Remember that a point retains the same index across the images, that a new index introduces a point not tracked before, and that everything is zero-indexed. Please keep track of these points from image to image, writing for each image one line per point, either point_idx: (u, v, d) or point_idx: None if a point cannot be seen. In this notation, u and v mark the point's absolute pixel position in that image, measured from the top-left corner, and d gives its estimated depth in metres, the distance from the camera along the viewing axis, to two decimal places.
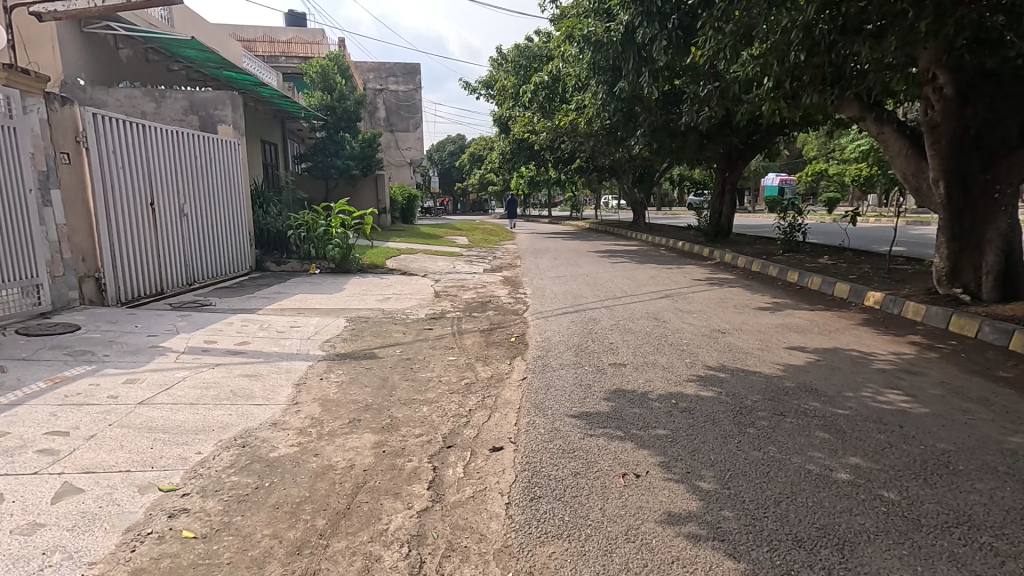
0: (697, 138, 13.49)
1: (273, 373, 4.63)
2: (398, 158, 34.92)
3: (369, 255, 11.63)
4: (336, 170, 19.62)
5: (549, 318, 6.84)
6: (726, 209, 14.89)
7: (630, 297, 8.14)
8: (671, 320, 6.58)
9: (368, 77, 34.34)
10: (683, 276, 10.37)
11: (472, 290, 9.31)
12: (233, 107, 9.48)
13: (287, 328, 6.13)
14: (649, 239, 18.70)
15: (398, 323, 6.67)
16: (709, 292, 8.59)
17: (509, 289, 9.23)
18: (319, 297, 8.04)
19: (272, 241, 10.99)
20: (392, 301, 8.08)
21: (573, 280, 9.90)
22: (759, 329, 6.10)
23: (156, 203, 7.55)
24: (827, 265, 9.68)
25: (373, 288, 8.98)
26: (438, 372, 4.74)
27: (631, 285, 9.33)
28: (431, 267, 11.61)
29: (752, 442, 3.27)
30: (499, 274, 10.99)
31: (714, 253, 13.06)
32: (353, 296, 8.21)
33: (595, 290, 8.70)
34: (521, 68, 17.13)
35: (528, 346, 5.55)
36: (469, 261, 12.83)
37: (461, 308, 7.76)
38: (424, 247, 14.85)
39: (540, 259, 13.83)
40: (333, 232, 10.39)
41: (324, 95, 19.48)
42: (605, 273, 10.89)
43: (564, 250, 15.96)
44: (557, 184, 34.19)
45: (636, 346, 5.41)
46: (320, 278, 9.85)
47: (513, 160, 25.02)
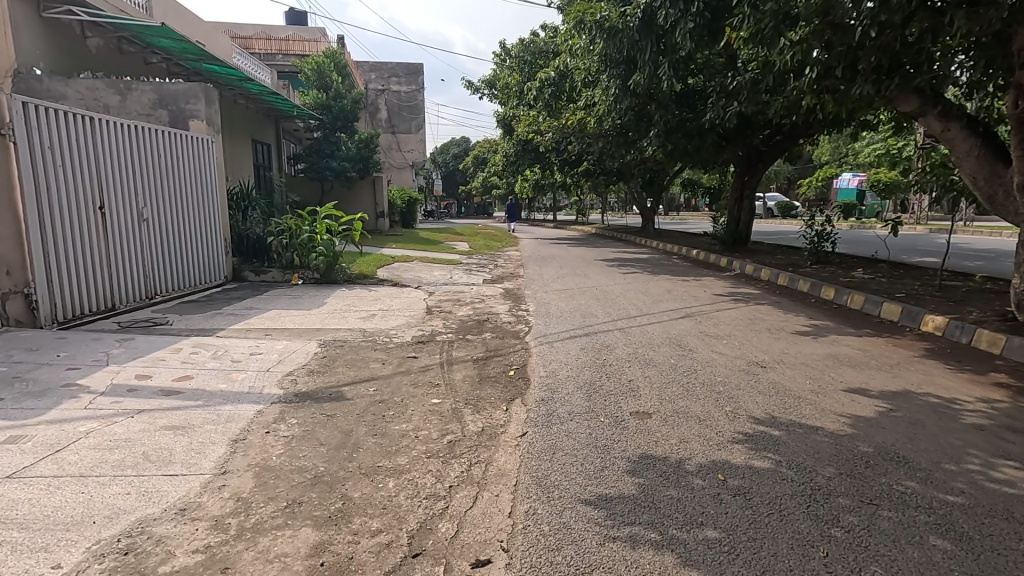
0: (716, 139, 12.50)
1: (208, 423, 3.68)
2: (398, 160, 34.09)
3: (358, 264, 10.72)
4: (331, 172, 18.74)
5: (556, 343, 5.87)
6: (745, 215, 13.83)
7: (647, 317, 7.15)
8: (698, 349, 5.59)
9: (369, 77, 33.43)
10: (702, 290, 9.37)
11: (469, 305, 8.37)
12: (206, 101, 8.63)
13: (246, 356, 5.19)
14: (660, 247, 17.63)
15: (378, 349, 5.72)
16: (735, 311, 7.60)
17: (510, 304, 8.28)
18: (296, 315, 7.10)
19: (251, 248, 10.06)
20: (377, 319, 7.14)
21: (581, 294, 8.94)
22: (805, 363, 5.12)
23: (106, 207, 6.66)
24: (865, 281, 8.67)
25: (359, 304, 8.04)
26: (416, 424, 3.78)
27: (647, 301, 8.35)
28: (426, 277, 10.69)
29: (846, 559, 2.30)
30: (499, 285, 10.06)
31: (733, 263, 12.06)
32: (335, 314, 7.27)
33: (606, 308, 7.72)
34: (526, 64, 16.22)
35: (529, 383, 4.59)
36: (468, 270, 11.88)
37: (454, 329, 6.82)
38: (420, 254, 13.91)
39: (545, 268, 12.88)
40: (319, 239, 9.54)
41: (320, 93, 18.60)
42: (616, 285, 9.92)
43: (570, 258, 15.00)
44: (562, 188, 33.25)
45: (662, 387, 4.43)
46: (301, 290, 8.92)
47: (517, 162, 24.10)
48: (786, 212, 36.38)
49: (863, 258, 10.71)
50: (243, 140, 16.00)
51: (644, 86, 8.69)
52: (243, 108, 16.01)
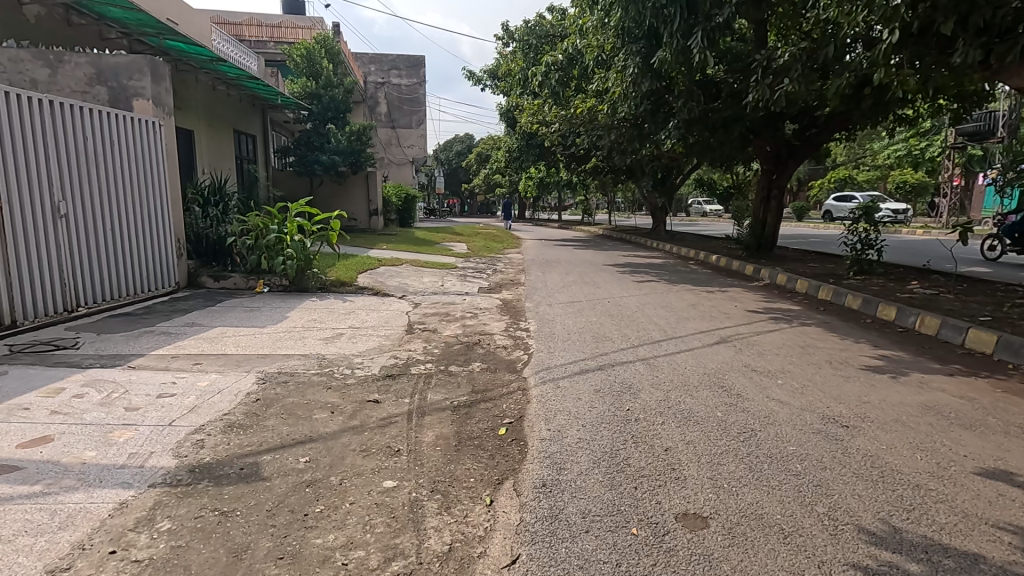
0: (742, 132, 11.19)
1: (26, 534, 2.40)
2: (398, 156, 33.07)
3: (338, 269, 9.43)
4: (320, 167, 17.30)
5: (563, 382, 4.57)
6: (771, 217, 12.48)
7: (676, 343, 5.80)
8: (748, 395, 4.27)
9: (369, 69, 32.10)
10: (733, 306, 8.02)
11: (459, 321, 7.07)
12: (154, 78, 7.38)
13: (148, 400, 3.89)
14: (674, 251, 16.29)
15: (331, 389, 4.42)
16: (780, 335, 6.26)
17: (507, 322, 6.97)
18: (242, 335, 5.79)
19: (211, 250, 8.74)
20: (344, 342, 5.85)
21: (591, 309, 7.63)
22: (901, 420, 3.78)
23: (5, 199, 5.38)
24: (929, 297, 7.31)
25: (326, 320, 6.73)
26: (348, 537, 2.47)
27: (670, 320, 7.02)
28: (414, 284, 9.39)
29: None
30: (497, 295, 8.77)
31: (761, 272, 10.72)
32: (292, 334, 5.97)
33: (621, 328, 6.41)
34: (531, 49, 14.76)
35: (526, 454, 3.28)
36: (463, 276, 10.57)
37: (437, 355, 5.52)
38: (412, 257, 12.62)
39: (549, 274, 11.57)
40: (288, 240, 8.26)
41: (309, 81, 17.33)
42: (630, 298, 8.60)
43: (577, 262, 13.69)
44: (567, 187, 32.01)
45: (714, 466, 3.11)
46: (264, 300, 7.63)
47: (521, 158, 22.83)
48: (801, 214, 34.96)
49: (913, 269, 9.37)
50: (223, 131, 14.78)
51: (670, 63, 7.38)
52: (224, 95, 14.79)
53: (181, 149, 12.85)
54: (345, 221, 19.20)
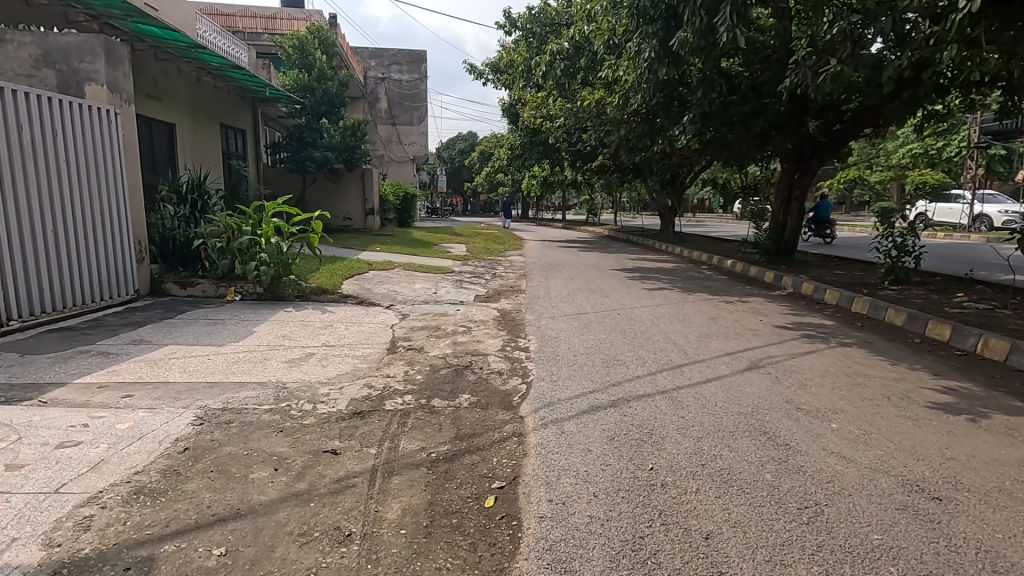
0: (763, 127, 10.35)
1: None
2: (398, 154, 32.48)
3: (320, 275, 8.60)
4: (312, 163, 16.51)
5: (570, 425, 3.73)
6: (792, 220, 11.57)
7: (702, 370, 4.95)
8: (800, 446, 3.41)
9: (368, 64, 31.23)
10: (757, 320, 7.17)
11: (450, 337, 6.25)
12: (109, 60, 6.58)
13: (40, 456, 3.07)
14: (685, 255, 15.44)
15: (283, 433, 3.59)
16: (819, 359, 5.40)
17: (505, 338, 6.14)
18: (194, 357, 4.96)
19: (178, 253, 7.89)
20: (312, 365, 5.01)
21: (600, 323, 6.80)
22: (1007, 489, 2.93)
23: None
24: (984, 314, 6.44)
25: (297, 337, 5.92)
26: None
27: (690, 338, 6.17)
28: (404, 291, 8.56)
29: None
30: (495, 306, 7.95)
31: (783, 279, 9.86)
32: (253, 355, 5.14)
33: (635, 349, 5.57)
34: (535, 37, 13.90)
35: (518, 544, 2.45)
36: (459, 282, 9.74)
37: (421, 383, 4.69)
38: (406, 260, 11.80)
39: (552, 279, 10.75)
40: (262, 243, 7.47)
41: (302, 74, 16.56)
42: (642, 309, 7.76)
43: (582, 267, 12.86)
44: (571, 187, 31.21)
45: (779, 573, 2.25)
46: (233, 311, 6.81)
47: (524, 156, 22.01)
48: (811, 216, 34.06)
49: (954, 279, 8.50)
50: (209, 123, 14.04)
51: (692, 47, 6.67)
52: (210, 86, 14.05)
53: (161, 142, 12.12)
54: (339, 221, 18.36)
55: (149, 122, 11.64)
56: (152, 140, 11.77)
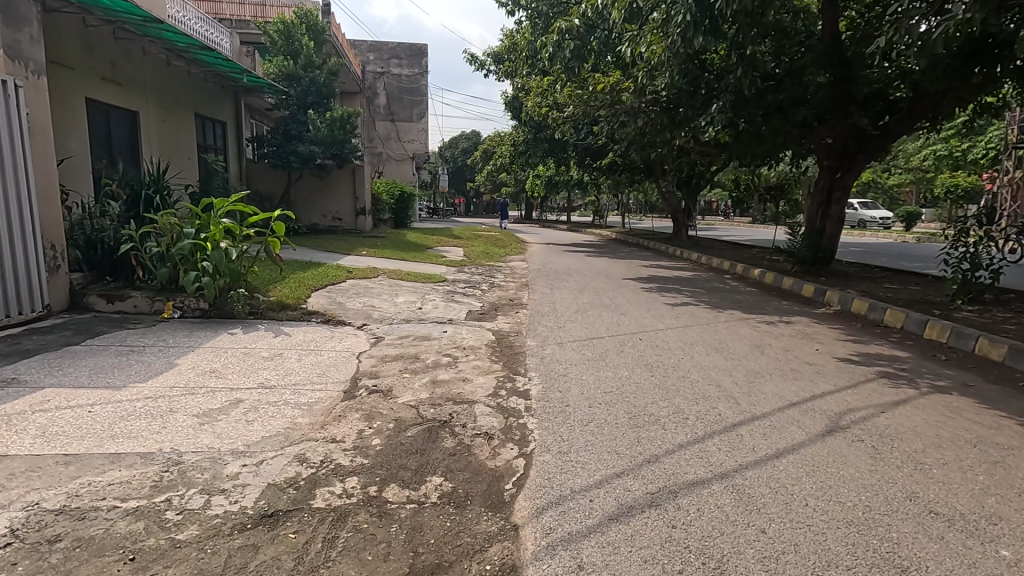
0: (804, 118, 8.98)
1: None
2: (397, 151, 31.27)
3: (283, 287, 7.25)
4: (297, 158, 15.21)
5: (591, 552, 2.37)
6: (831, 225, 10.14)
7: (767, 435, 3.58)
8: None
9: (367, 57, 29.86)
10: (813, 350, 5.80)
11: (431, 372, 4.92)
12: (7, 20, 5.31)
13: None
14: (703, 262, 14.10)
15: (135, 564, 2.25)
16: (918, 413, 4.05)
17: (501, 375, 4.80)
18: (68, 410, 3.60)
19: (109, 259, 6.57)
20: (231, 422, 3.64)
21: (619, 353, 5.45)
22: None
23: None
24: None
25: (231, 371, 4.56)
26: None
27: (736, 377, 4.81)
28: (384, 307, 7.24)
29: None
30: (490, 326, 6.62)
31: (826, 294, 8.51)
32: (155, 405, 3.79)
33: (670, 398, 4.22)
34: (541, 20, 12.58)
35: None
36: (450, 294, 8.43)
37: (378, 453, 3.34)
38: (392, 266, 10.48)
39: (558, 290, 9.44)
40: (206, 249, 6.15)
41: (288, 61, 15.32)
42: (668, 333, 6.42)
43: (590, 274, 11.52)
44: (578, 187, 29.92)
45: None
46: (163, 334, 5.49)
47: (529, 153, 20.74)
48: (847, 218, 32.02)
49: None
50: (181, 113, 12.80)
51: None
52: (182, 73, 12.82)
53: (123, 131, 10.92)
54: (328, 222, 16.99)
55: (107, 108, 10.41)
56: (111, 128, 10.55)
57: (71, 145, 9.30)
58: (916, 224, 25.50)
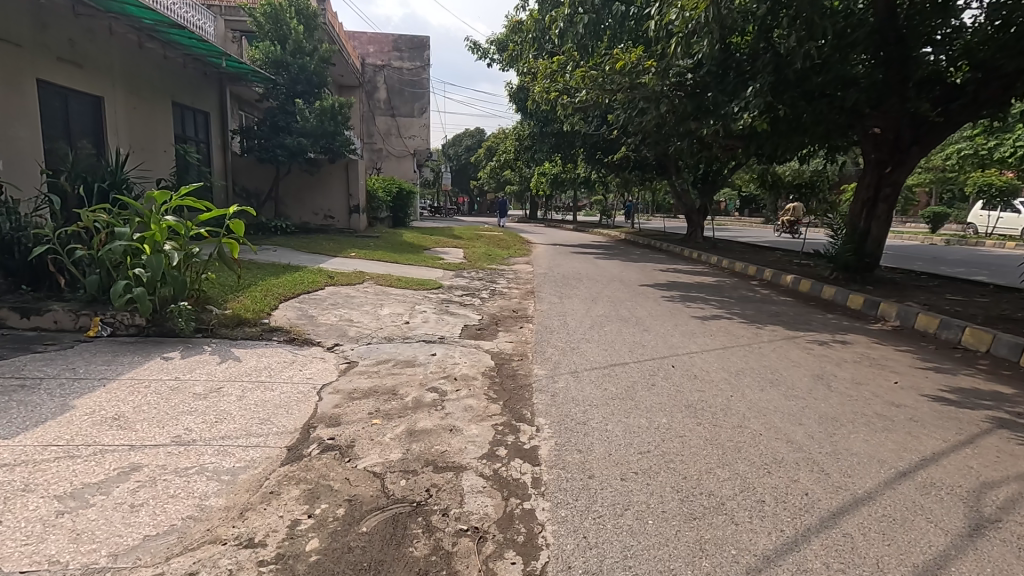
0: (853, 103, 7.80)
1: None
2: (398, 148, 30.17)
3: (246, 298, 6.16)
4: (284, 151, 14.11)
5: None
6: (877, 227, 8.95)
7: (890, 540, 2.43)
8: None
9: (368, 50, 28.81)
10: (892, 382, 4.64)
11: (410, 417, 3.78)
12: None
13: None
14: (723, 266, 12.94)
15: None
16: None
17: (501, 422, 3.67)
18: None
19: (28, 265, 5.46)
20: (105, 510, 2.51)
21: (651, 389, 4.29)
22: None
23: None
24: None
25: (141, 418, 3.44)
26: None
27: (810, 427, 3.67)
28: (365, 321, 6.12)
29: None
30: (490, 347, 5.50)
31: (879, 307, 7.34)
32: (5, 479, 2.67)
33: (731, 465, 3.08)
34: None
35: None
36: (444, 305, 7.30)
37: (311, 570, 2.21)
38: (382, 271, 9.39)
39: (568, 298, 8.31)
40: (145, 252, 5.08)
41: (273, 46, 14.15)
42: (706, 358, 5.26)
43: (602, 280, 10.38)
44: (585, 186, 28.80)
45: None
46: (77, 359, 4.38)
47: (534, 148, 19.63)
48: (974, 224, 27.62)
49: None
50: (155, 100, 11.71)
51: None
52: (158, 56, 11.75)
53: (85, 118, 9.84)
54: (319, 220, 15.90)
55: (66, 92, 9.34)
56: (71, 115, 9.48)
57: (18, 131, 8.25)
58: (943, 225, 24.27)
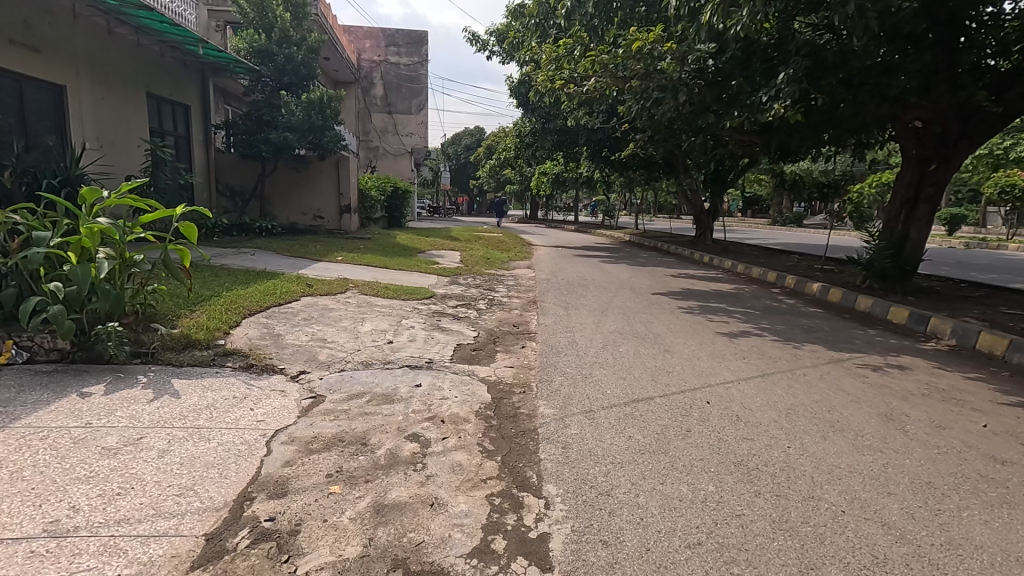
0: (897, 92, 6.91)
1: None
2: (395, 146, 29.23)
3: (203, 312, 5.31)
4: (269, 147, 13.23)
5: None
6: (917, 230, 8.05)
7: None
8: None
9: (364, 45, 27.96)
10: (980, 426, 3.78)
11: (379, 483, 2.90)
12: None
13: None
14: (739, 271, 12.06)
15: None
16: None
17: (497, 492, 2.80)
18: None
19: None
20: None
21: (686, 438, 3.42)
22: None
23: None
24: None
25: (13, 491, 2.57)
26: None
27: (903, 498, 2.80)
28: (341, 341, 5.25)
29: None
30: (486, 376, 4.63)
31: (930, 322, 6.47)
32: None
33: (819, 571, 2.21)
34: None
35: None
36: (435, 320, 6.44)
37: None
38: (368, 278, 8.53)
39: (575, 310, 7.44)
40: (72, 261, 4.23)
41: (258, 35, 13.30)
42: (744, 391, 4.38)
43: (610, 287, 9.52)
44: (588, 185, 27.95)
45: None
46: None
47: (536, 146, 18.78)
48: None
49: None
50: (128, 91, 10.85)
51: None
52: (130, 43, 10.87)
53: (45, 108, 8.98)
54: (308, 221, 14.99)
55: (21, 79, 8.47)
56: (27, 104, 8.60)
57: None
58: (960, 227, 23.39)
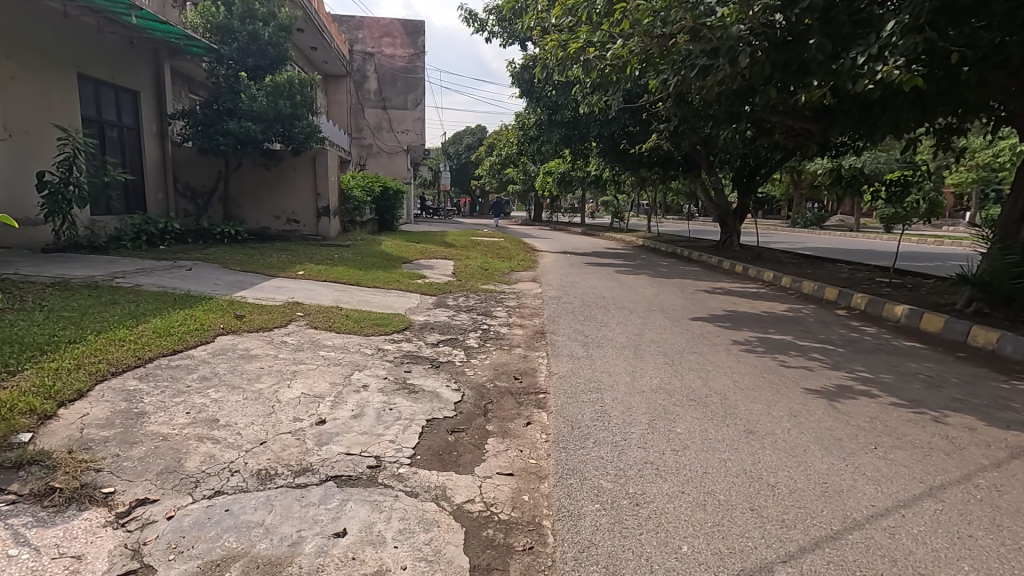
0: None
1: None
2: (389, 143, 27.34)
3: (26, 378, 3.40)
4: (230, 138, 11.35)
5: None
6: None
7: None
8: None
9: (356, 35, 26.02)
10: None
11: None
12: None
13: None
14: (785, 285, 10.09)
15: None
16: None
17: None
18: None
19: None
20: None
21: None
22: None
23: None
24: None
25: None
26: None
27: None
28: (241, 422, 3.32)
29: None
30: (467, 501, 2.70)
31: None
32: None
33: None
34: None
35: None
36: (400, 371, 4.49)
37: None
38: (327, 300, 6.61)
39: (597, 348, 5.50)
40: None
41: (217, 8, 11.46)
42: (928, 541, 2.43)
43: (636, 310, 7.54)
44: (596, 185, 26.03)
45: None
46: None
47: (541, 139, 16.86)
48: None
49: None
50: (52, 70, 9.01)
51: None
52: (55, 12, 9.03)
53: None
54: (281, 225, 13.09)
55: None
56: None
57: None
58: None
